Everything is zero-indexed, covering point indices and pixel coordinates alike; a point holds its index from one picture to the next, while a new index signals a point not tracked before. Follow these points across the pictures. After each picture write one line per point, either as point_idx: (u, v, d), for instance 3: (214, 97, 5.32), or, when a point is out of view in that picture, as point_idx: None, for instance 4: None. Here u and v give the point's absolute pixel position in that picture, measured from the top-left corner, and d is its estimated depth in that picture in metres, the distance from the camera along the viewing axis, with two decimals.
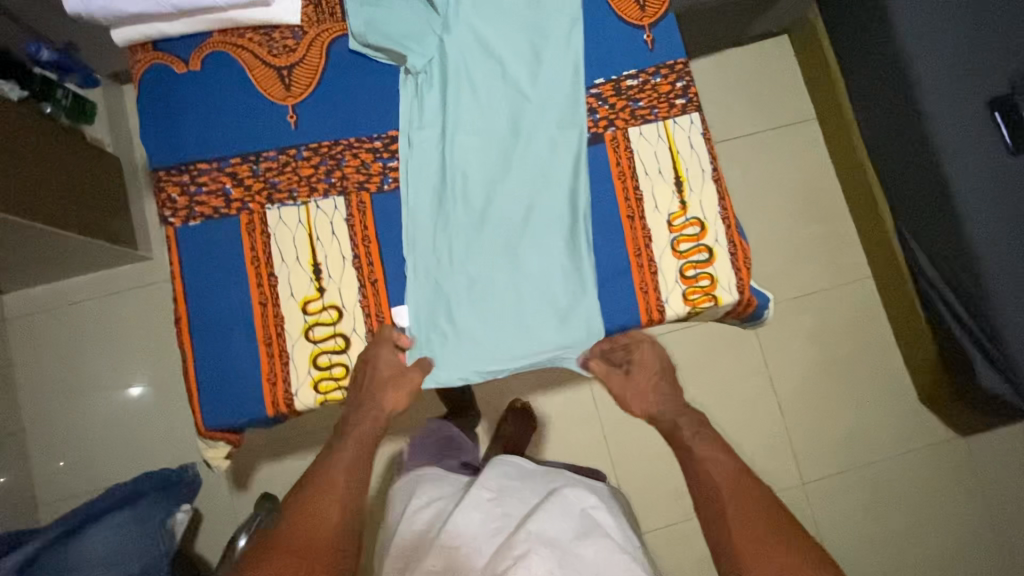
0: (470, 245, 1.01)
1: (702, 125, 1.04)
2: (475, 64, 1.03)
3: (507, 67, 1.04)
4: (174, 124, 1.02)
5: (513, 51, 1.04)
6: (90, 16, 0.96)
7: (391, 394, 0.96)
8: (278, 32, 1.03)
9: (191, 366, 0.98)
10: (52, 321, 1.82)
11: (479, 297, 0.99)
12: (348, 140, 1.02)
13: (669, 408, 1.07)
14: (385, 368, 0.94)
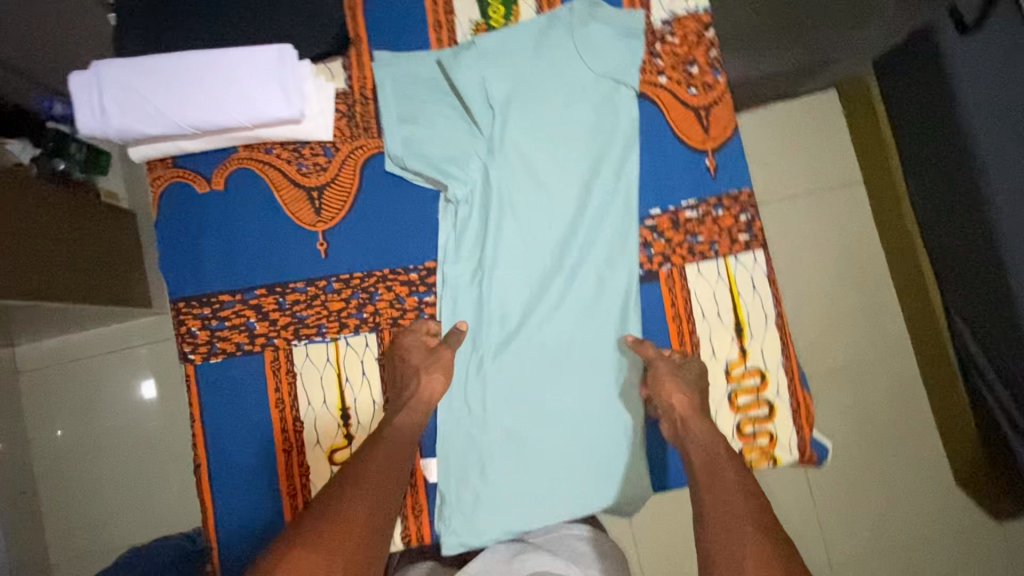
0: (506, 390, 0.93)
1: (767, 263, 0.95)
2: (519, 190, 0.95)
3: (554, 193, 0.95)
4: (196, 250, 0.94)
5: (561, 176, 0.95)
6: (105, 136, 0.88)
7: (424, 380, 0.87)
8: (309, 149, 0.96)
9: (210, 515, 0.91)
10: (61, 382, 1.46)
11: (514, 448, 0.92)
12: (382, 271, 0.94)
13: (709, 443, 0.82)
14: (416, 355, 0.89)
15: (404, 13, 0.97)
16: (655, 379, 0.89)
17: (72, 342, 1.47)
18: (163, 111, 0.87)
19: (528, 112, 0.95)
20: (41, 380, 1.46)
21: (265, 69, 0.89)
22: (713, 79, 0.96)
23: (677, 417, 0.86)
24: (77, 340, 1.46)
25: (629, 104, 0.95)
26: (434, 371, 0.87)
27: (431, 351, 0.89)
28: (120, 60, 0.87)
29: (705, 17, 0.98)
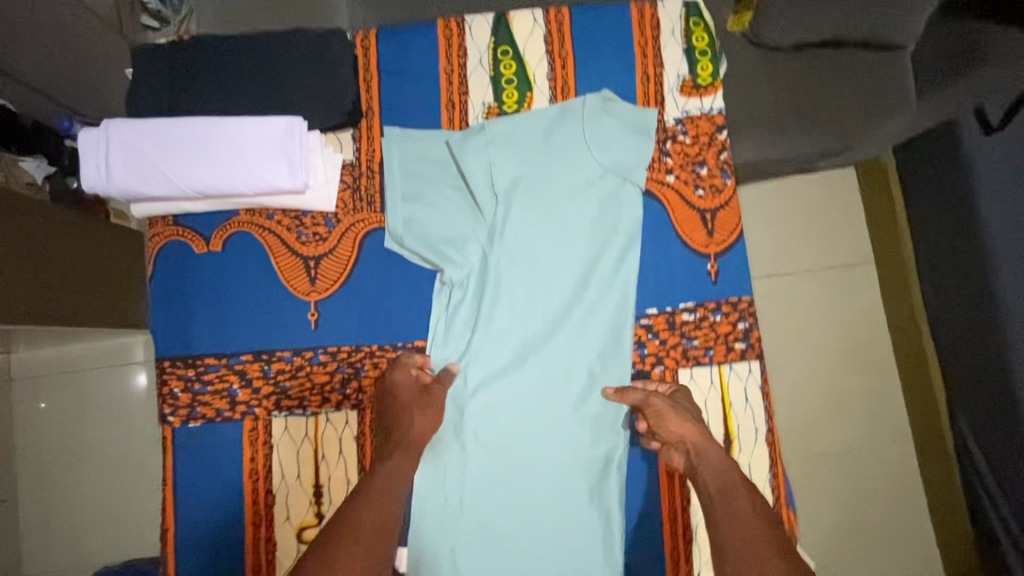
0: (484, 484, 0.91)
1: (761, 375, 0.92)
2: (515, 276, 0.94)
3: (550, 282, 0.94)
4: (187, 309, 0.94)
5: (559, 265, 0.94)
6: (108, 194, 0.88)
7: (418, 422, 0.85)
8: (310, 218, 0.95)
9: None
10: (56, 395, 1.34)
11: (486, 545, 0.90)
12: (370, 347, 0.93)
13: (722, 470, 0.78)
14: (407, 393, 0.86)
15: (418, 90, 0.98)
16: (657, 415, 0.84)
17: (70, 353, 1.35)
18: (168, 175, 0.87)
19: (532, 199, 0.94)
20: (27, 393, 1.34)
21: (273, 140, 0.89)
22: (721, 183, 0.95)
23: (689, 449, 0.82)
24: (74, 352, 1.35)
25: (634, 200, 0.95)
26: (426, 412, 0.86)
27: (423, 387, 0.87)
28: (130, 120, 0.88)
29: (719, 118, 0.97)
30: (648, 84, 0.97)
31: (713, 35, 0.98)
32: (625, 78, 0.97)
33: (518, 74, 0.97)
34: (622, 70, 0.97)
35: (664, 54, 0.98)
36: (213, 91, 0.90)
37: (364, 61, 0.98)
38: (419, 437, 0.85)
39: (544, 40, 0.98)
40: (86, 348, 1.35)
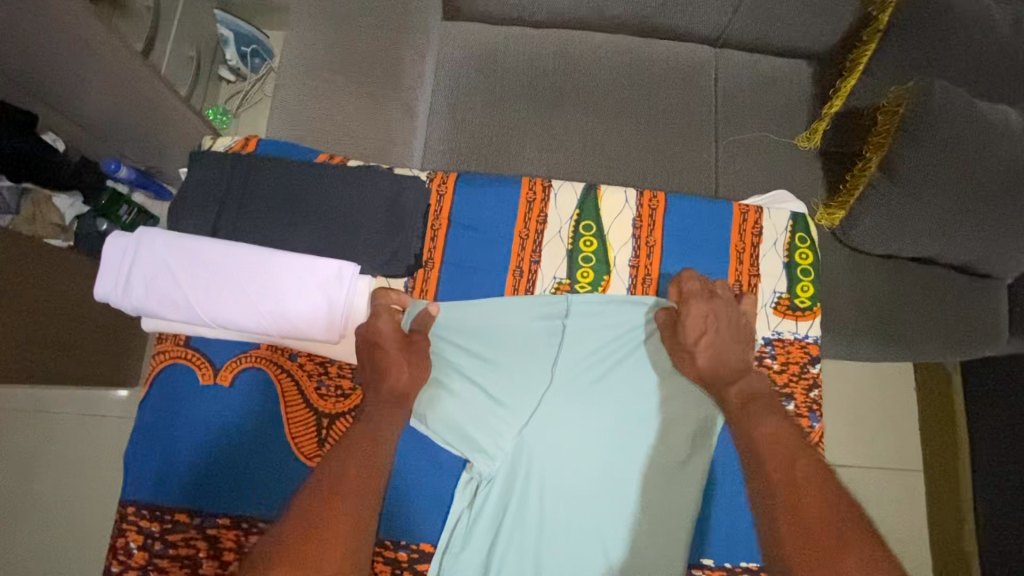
0: None
1: None
2: (554, 492, 0.80)
3: (595, 508, 0.80)
4: (171, 447, 0.81)
5: (607, 488, 0.80)
6: (120, 306, 0.78)
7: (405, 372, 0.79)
8: (337, 368, 0.84)
9: None
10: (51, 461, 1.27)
11: None
12: (368, 539, 0.80)
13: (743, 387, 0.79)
14: (385, 328, 0.80)
15: (487, 248, 0.89)
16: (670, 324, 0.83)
17: (54, 397, 1.33)
18: (190, 301, 0.77)
19: (590, 403, 0.82)
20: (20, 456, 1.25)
21: (317, 284, 0.79)
22: (808, 425, 0.83)
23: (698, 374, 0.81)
24: (52, 394, 1.33)
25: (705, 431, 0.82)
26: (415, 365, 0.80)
27: (405, 336, 0.81)
28: (165, 232, 0.79)
29: (813, 348, 0.87)
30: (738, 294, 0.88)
31: (818, 256, 0.89)
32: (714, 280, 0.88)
33: (598, 253, 0.89)
34: (713, 273, 0.88)
35: (762, 265, 0.89)
36: (267, 216, 0.82)
37: (435, 206, 0.90)
38: (397, 384, 0.78)
39: (632, 224, 0.90)
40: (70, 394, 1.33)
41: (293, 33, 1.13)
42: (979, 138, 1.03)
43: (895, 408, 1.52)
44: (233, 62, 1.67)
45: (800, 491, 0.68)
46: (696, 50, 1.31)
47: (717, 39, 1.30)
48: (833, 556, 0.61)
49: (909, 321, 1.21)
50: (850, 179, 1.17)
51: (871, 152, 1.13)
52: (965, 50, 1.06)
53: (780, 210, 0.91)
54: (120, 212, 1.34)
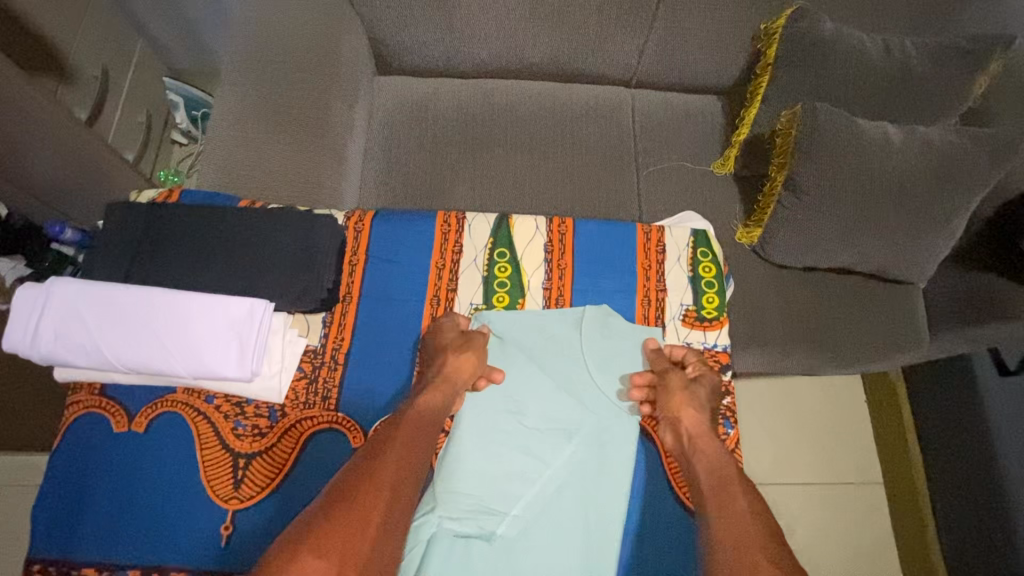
0: None
1: None
2: (472, 536, 0.78)
3: (514, 543, 0.78)
4: (82, 497, 0.80)
5: (525, 517, 0.80)
6: (30, 357, 0.78)
7: (453, 360, 0.83)
8: (253, 407, 0.84)
9: None
10: None
11: None
12: None
13: (716, 464, 0.78)
14: (449, 335, 0.86)
15: (404, 280, 0.92)
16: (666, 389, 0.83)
17: None
18: (102, 347, 0.78)
19: (496, 438, 0.83)
20: None
21: (229, 323, 0.80)
22: (723, 431, 0.85)
23: (682, 434, 0.82)
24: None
25: (619, 440, 0.84)
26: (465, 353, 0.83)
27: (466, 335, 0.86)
28: (78, 281, 0.80)
29: (723, 356, 0.90)
30: (647, 308, 0.91)
31: (721, 269, 0.94)
32: (624, 298, 0.92)
33: (512, 279, 0.93)
34: (621, 291, 0.92)
35: (668, 280, 0.93)
36: (183, 260, 0.84)
37: (352, 243, 0.93)
38: (457, 372, 0.82)
39: (544, 248, 0.94)
40: None
41: (221, 92, 1.18)
42: (866, 155, 1.11)
43: (838, 421, 1.57)
44: (184, 125, 1.73)
45: (723, 504, 0.74)
46: (614, 91, 1.40)
47: (630, 80, 1.39)
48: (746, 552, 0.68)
49: (835, 331, 1.25)
50: (761, 199, 1.24)
51: (776, 172, 1.20)
52: (847, 76, 1.16)
53: (682, 228, 0.96)
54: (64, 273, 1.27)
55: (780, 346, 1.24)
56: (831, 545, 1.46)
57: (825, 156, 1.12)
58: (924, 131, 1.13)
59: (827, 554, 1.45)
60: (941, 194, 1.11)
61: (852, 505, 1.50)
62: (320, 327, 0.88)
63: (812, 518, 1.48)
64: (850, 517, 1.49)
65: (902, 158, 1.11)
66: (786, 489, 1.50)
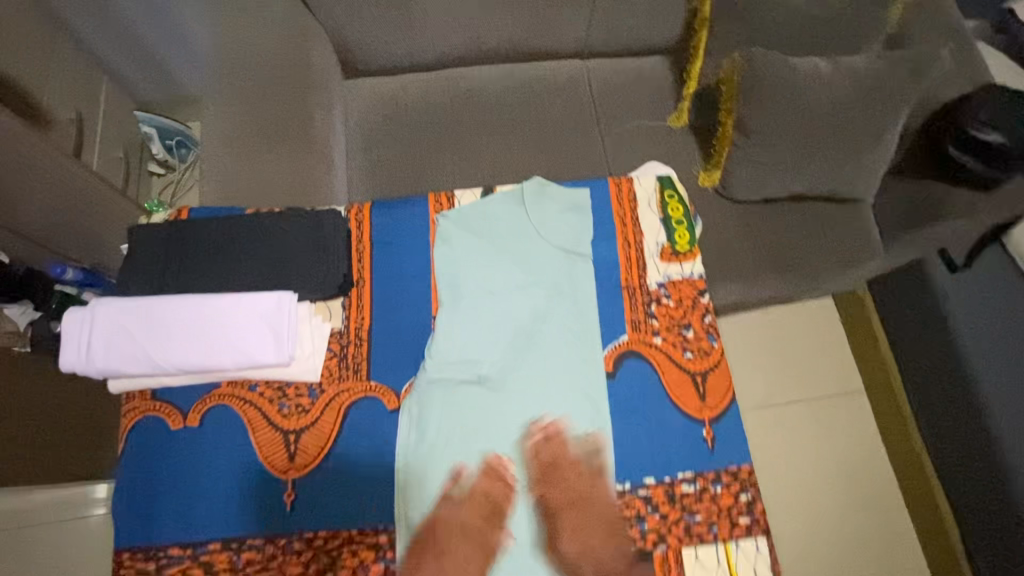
0: None
1: (770, 553, 0.87)
2: (468, 380, 0.94)
3: (502, 381, 0.94)
4: (153, 492, 0.88)
5: (511, 355, 0.95)
6: (85, 373, 0.86)
7: (455, 259, 1.00)
8: (293, 388, 0.93)
9: None
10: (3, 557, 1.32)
11: None
12: (349, 530, 0.87)
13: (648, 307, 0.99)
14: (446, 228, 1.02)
15: (407, 257, 1.02)
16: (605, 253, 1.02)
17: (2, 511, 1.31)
18: (151, 354, 0.86)
19: (486, 283, 0.99)
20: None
21: (262, 316, 0.90)
22: (708, 345, 0.96)
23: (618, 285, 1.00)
24: (17, 509, 1.32)
25: (581, 293, 0.99)
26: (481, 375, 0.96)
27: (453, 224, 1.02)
28: (118, 300, 0.88)
29: (700, 282, 1.01)
30: (628, 249, 1.02)
31: (687, 206, 1.05)
32: (608, 244, 1.02)
33: (504, 238, 1.01)
34: (604, 238, 1.03)
35: (643, 222, 1.04)
36: (208, 268, 0.93)
37: (357, 232, 1.02)
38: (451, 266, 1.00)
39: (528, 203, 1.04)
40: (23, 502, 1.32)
41: (204, 114, 1.25)
42: (801, 90, 1.24)
43: (815, 344, 1.67)
44: (161, 155, 1.76)
45: (652, 344, 0.97)
46: (568, 65, 1.50)
47: (582, 52, 1.48)
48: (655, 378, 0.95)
49: (797, 253, 1.38)
50: (717, 143, 1.37)
51: (726, 117, 1.33)
52: (776, 21, 1.27)
53: (648, 176, 1.07)
54: None
55: (751, 272, 1.36)
56: (824, 458, 1.56)
57: (765, 96, 1.24)
58: (851, 61, 1.25)
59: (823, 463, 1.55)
60: (873, 114, 1.24)
61: (840, 414, 1.60)
62: (341, 311, 0.98)
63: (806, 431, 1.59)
64: (840, 426, 1.59)
65: (834, 89, 1.23)
66: (776, 410, 1.62)
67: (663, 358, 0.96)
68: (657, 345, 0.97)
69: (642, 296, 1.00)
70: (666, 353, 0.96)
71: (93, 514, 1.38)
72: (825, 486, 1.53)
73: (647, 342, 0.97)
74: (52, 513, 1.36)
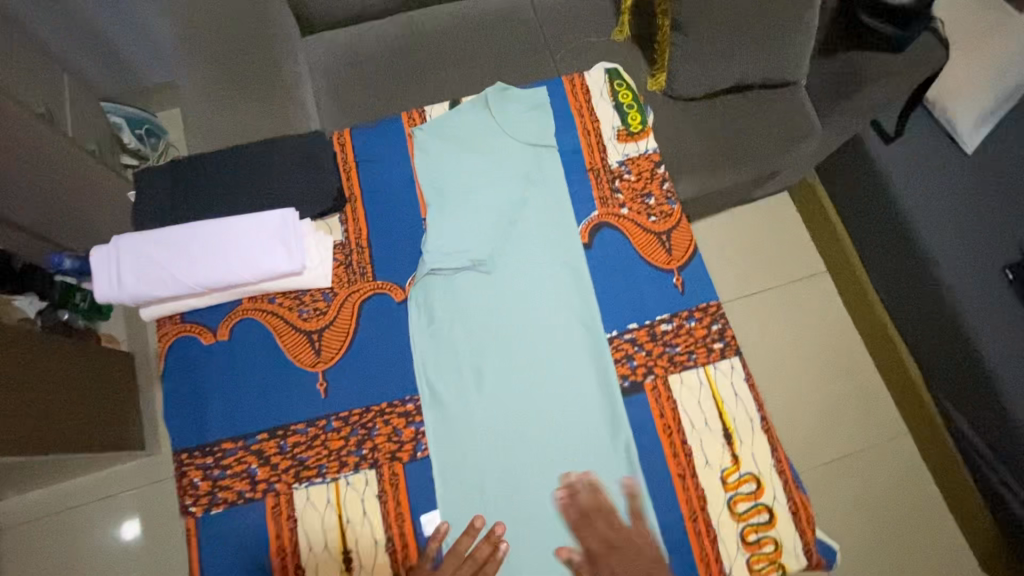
0: (512, 499, 0.95)
1: (743, 370, 1.01)
2: (462, 268, 1.05)
3: (492, 265, 1.06)
4: (200, 400, 0.99)
5: (497, 241, 1.07)
6: (120, 301, 0.96)
7: (436, 165, 1.11)
8: (309, 296, 1.03)
9: None
10: (62, 527, 1.49)
11: (528, 543, 0.93)
12: (380, 405, 0.98)
13: (613, 182, 1.11)
14: (423, 139, 1.12)
15: (391, 170, 1.11)
16: (568, 143, 1.13)
17: (61, 488, 1.51)
18: (177, 275, 0.96)
19: (467, 183, 1.09)
20: (57, 522, 1.50)
21: (271, 232, 0.99)
22: (669, 207, 1.09)
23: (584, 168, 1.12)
24: (65, 490, 1.51)
25: (552, 179, 1.10)
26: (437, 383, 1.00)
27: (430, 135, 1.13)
28: (138, 233, 0.97)
29: (655, 156, 1.13)
30: (588, 135, 1.13)
31: (636, 92, 1.16)
32: (570, 134, 1.14)
33: (477, 141, 1.12)
34: (566, 130, 1.14)
35: (598, 111, 1.15)
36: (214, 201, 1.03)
37: (341, 154, 1.12)
38: (433, 171, 1.10)
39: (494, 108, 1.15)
40: (76, 479, 1.52)
41: (179, 79, 1.33)
42: None
43: (780, 245, 1.79)
44: (135, 144, 1.76)
45: (620, 214, 1.09)
46: None
47: None
48: (627, 241, 1.08)
49: None
50: (659, 47, 1.48)
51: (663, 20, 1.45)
52: None
53: (597, 71, 1.18)
54: (77, 300, 1.48)
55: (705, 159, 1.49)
56: (794, 341, 1.69)
57: None
58: None
59: (794, 342, 1.69)
60: None
61: (802, 296, 1.75)
62: (339, 224, 1.08)
63: (768, 320, 1.71)
64: (806, 309, 1.72)
65: None
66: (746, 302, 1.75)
67: (631, 224, 1.09)
68: (625, 214, 1.09)
69: (606, 175, 1.11)
70: (633, 219, 1.09)
71: (123, 491, 1.52)
72: (790, 362, 1.68)
73: (615, 212, 1.09)
74: (97, 490, 1.52)
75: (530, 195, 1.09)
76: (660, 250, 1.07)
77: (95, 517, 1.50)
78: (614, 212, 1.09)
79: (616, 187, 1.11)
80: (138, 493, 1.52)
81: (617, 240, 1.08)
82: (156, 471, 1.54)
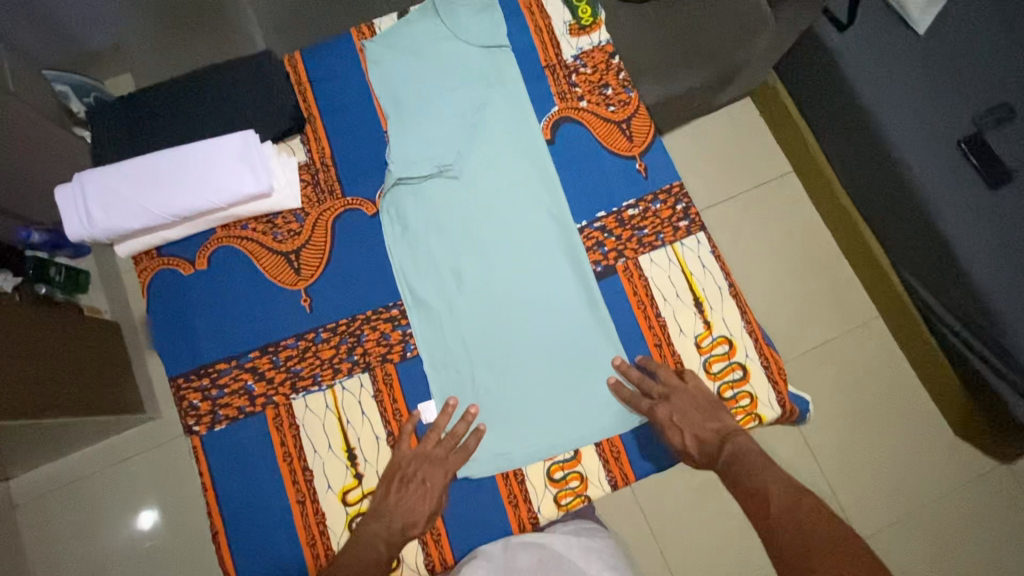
0: (500, 383, 1.00)
1: (709, 243, 1.04)
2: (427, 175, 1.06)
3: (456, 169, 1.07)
4: (188, 328, 1.01)
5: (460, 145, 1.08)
6: (93, 238, 0.97)
7: (392, 77, 1.10)
8: (282, 218, 1.04)
9: (227, 554, 0.94)
10: (71, 501, 1.48)
11: (520, 422, 0.99)
12: (366, 313, 1.01)
13: (569, 77, 1.11)
14: (376, 54, 1.12)
15: (347, 88, 1.11)
16: (521, 42, 1.13)
17: (63, 463, 1.50)
18: (144, 206, 0.96)
19: (424, 92, 1.10)
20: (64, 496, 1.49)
21: (233, 155, 0.99)
22: (627, 96, 1.09)
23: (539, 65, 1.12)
24: (69, 464, 1.50)
25: (509, 80, 1.11)
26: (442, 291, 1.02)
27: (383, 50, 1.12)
28: (101, 169, 0.97)
29: (609, 48, 1.13)
30: (541, 33, 1.13)
31: None
32: (522, 34, 1.13)
33: (430, 50, 1.12)
34: (518, 30, 1.13)
35: (548, 8, 1.14)
36: None
37: (295, 77, 1.11)
38: (389, 84, 1.10)
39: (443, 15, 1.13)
40: (78, 453, 1.51)
41: None
42: None
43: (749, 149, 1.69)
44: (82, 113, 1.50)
45: (579, 107, 1.10)
46: None
47: None
48: (588, 132, 1.09)
49: None
50: None
51: None
52: None
53: None
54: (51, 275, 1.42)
55: None
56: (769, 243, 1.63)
57: None
58: None
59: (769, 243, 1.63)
60: None
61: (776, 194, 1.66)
62: (302, 147, 1.08)
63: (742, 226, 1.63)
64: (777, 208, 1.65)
65: None
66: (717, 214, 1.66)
67: (590, 116, 1.09)
68: (584, 107, 1.10)
69: (561, 71, 1.12)
70: (591, 111, 1.10)
71: (130, 458, 1.51)
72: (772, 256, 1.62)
73: (574, 106, 1.10)
74: (101, 460, 1.51)
75: (488, 97, 1.10)
76: (620, 137, 1.08)
77: (103, 487, 1.49)
78: (574, 106, 1.10)
79: (573, 82, 1.11)
80: (145, 457, 1.51)
81: (578, 133, 1.09)
82: (157, 436, 1.52)
